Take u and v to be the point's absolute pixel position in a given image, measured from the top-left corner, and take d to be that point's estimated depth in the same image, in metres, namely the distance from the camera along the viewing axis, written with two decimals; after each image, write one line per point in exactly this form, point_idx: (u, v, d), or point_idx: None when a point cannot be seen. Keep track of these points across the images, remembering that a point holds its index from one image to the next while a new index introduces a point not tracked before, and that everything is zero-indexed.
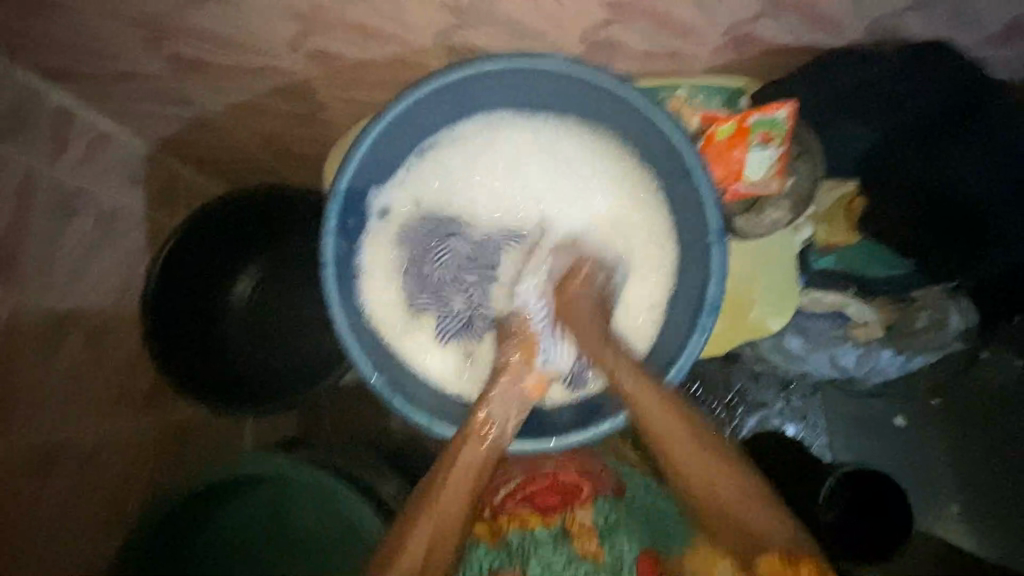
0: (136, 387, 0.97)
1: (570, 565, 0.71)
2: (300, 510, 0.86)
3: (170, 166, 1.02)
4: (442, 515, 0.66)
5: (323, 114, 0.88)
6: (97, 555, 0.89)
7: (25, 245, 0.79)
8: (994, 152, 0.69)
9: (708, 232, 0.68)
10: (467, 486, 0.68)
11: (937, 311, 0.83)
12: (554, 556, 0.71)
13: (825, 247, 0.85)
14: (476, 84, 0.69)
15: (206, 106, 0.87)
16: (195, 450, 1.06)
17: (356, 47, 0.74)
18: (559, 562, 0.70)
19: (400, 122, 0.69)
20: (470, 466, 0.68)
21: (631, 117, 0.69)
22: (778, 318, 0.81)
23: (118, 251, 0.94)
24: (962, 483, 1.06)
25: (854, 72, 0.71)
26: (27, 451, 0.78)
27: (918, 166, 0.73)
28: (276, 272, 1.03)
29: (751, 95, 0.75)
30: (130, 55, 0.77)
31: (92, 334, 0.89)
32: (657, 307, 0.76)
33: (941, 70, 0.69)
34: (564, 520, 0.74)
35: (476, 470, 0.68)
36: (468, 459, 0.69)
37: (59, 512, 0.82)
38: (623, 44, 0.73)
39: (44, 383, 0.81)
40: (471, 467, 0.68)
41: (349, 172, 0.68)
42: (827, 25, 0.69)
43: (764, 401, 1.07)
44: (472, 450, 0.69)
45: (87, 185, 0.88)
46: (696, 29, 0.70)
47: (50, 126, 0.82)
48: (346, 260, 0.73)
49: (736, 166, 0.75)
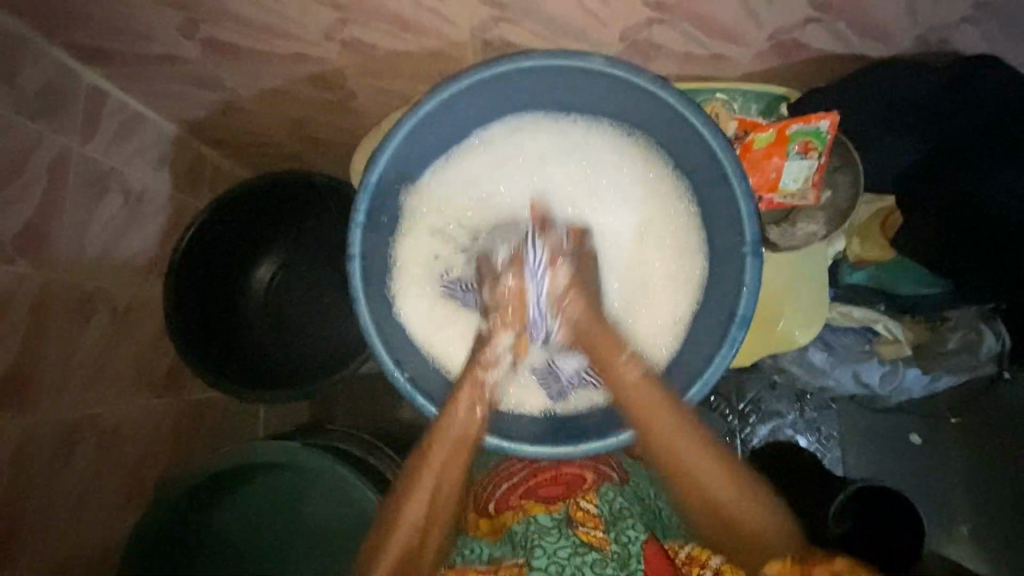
0: (156, 366, 0.98)
1: (575, 553, 0.68)
2: (312, 499, 0.87)
3: (197, 148, 1.02)
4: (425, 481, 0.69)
5: (352, 103, 0.87)
6: (114, 530, 0.90)
7: (56, 222, 0.79)
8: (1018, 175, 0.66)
9: (742, 242, 0.66)
10: (447, 460, 0.69)
11: (970, 330, 0.83)
12: (560, 541, 0.69)
13: (859, 261, 0.85)
14: (513, 81, 0.68)
15: (237, 90, 0.87)
16: (210, 430, 1.07)
17: (392, 38, 0.73)
18: (564, 546, 0.69)
19: (434, 116, 0.68)
20: (452, 438, 0.69)
21: (669, 123, 0.68)
22: (807, 331, 0.79)
23: (144, 231, 0.95)
24: (978, 506, 1.04)
25: (896, 81, 0.69)
26: (52, 426, 0.79)
27: (948, 181, 0.70)
28: (297, 258, 1.04)
29: (791, 104, 0.74)
30: (165, 38, 0.76)
31: (117, 313, 0.90)
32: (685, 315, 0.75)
33: (978, 88, 0.66)
34: (567, 507, 0.73)
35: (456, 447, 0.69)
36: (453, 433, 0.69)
37: (80, 485, 0.84)
38: (664, 45, 0.71)
39: (68, 360, 0.82)
40: (451, 445, 0.69)
41: (381, 164, 0.68)
42: (878, 34, 0.67)
43: (778, 411, 1.06)
44: (452, 418, 0.69)
45: (117, 165, 0.88)
46: (740, 33, 0.68)
47: (84, 105, 0.82)
48: (374, 253, 0.72)
49: (773, 176, 0.75)
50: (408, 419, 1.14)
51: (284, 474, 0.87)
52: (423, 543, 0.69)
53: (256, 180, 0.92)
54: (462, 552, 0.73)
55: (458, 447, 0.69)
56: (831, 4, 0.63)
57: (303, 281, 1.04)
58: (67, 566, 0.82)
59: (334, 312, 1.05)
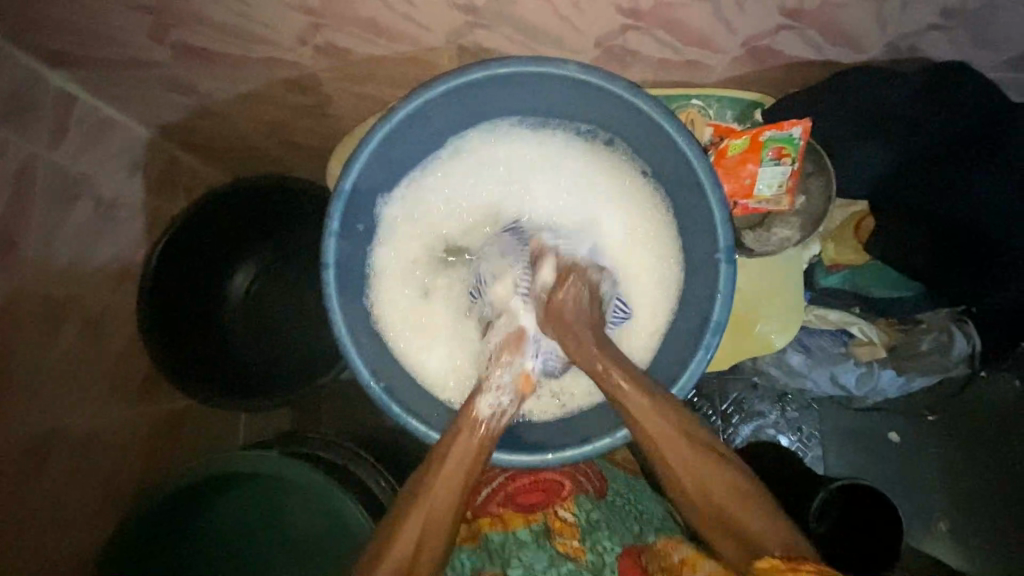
0: (130, 376, 0.96)
1: (551, 564, 0.69)
2: (292, 509, 0.85)
3: (172, 153, 1.00)
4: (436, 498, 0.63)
5: (329, 108, 0.86)
6: (88, 543, 0.88)
7: (23, 229, 0.77)
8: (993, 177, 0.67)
9: (717, 248, 0.67)
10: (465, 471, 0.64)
11: (942, 332, 0.84)
12: (537, 554, 0.70)
13: (832, 264, 0.87)
14: (488, 88, 0.68)
15: (211, 94, 0.85)
16: (188, 439, 1.05)
17: (366, 43, 0.72)
18: (541, 557, 0.70)
19: (411, 122, 0.68)
20: (464, 453, 0.65)
21: (645, 131, 0.68)
22: (783, 335, 0.80)
23: (117, 238, 0.93)
24: (955, 502, 1.05)
25: (871, 86, 0.69)
26: (20, 440, 0.77)
27: (915, 188, 0.72)
28: (274, 264, 1.02)
29: (765, 110, 0.75)
30: (136, 41, 0.75)
31: (88, 323, 0.88)
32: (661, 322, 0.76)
33: (950, 93, 0.67)
34: (546, 519, 0.74)
35: (472, 461, 0.65)
36: (464, 445, 0.66)
37: (51, 498, 0.82)
38: (640, 51, 0.71)
39: (37, 371, 0.80)
40: (462, 458, 0.65)
41: (357, 170, 0.67)
42: (849, 41, 0.68)
43: (761, 412, 1.07)
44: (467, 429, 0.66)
45: (87, 171, 0.86)
46: (714, 40, 0.69)
47: (52, 110, 0.80)
48: (349, 261, 0.71)
49: (747, 182, 0.75)
50: (390, 425, 1.13)
51: (262, 483, 0.85)
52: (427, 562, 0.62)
53: (234, 184, 0.92)
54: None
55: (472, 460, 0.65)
56: (803, 11, 0.64)
57: (281, 288, 1.03)
58: None
59: (314, 318, 1.03)
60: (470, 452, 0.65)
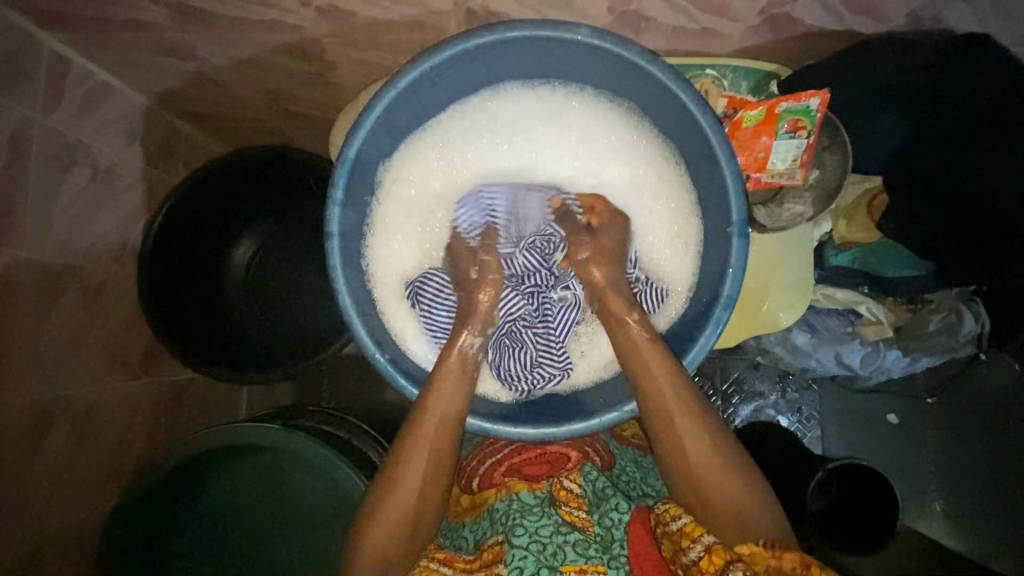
0: (132, 349, 0.96)
1: (557, 531, 0.64)
2: (293, 482, 0.85)
3: (171, 122, 0.99)
4: (411, 474, 0.66)
5: (332, 75, 0.84)
6: (92, 514, 0.89)
7: (18, 197, 0.76)
8: (1003, 154, 0.65)
9: (730, 223, 0.66)
10: (439, 437, 0.67)
11: (952, 312, 0.84)
12: (541, 519, 0.65)
13: (843, 243, 0.86)
14: (495, 51, 0.65)
15: (210, 60, 0.83)
16: (187, 413, 1.06)
17: (371, 5, 0.69)
18: (546, 524, 0.65)
19: (415, 87, 0.65)
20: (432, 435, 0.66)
21: (660, 99, 0.66)
22: (790, 313, 0.79)
23: (114, 207, 0.92)
24: (952, 483, 1.06)
25: (895, 54, 0.67)
26: (22, 409, 0.77)
27: (928, 167, 0.70)
28: (279, 236, 1.01)
29: (782, 81, 0.72)
30: (129, 2, 0.71)
31: (87, 294, 0.88)
32: (685, 292, 0.75)
33: (973, 68, 0.65)
34: (550, 486, 0.69)
35: (438, 432, 0.67)
36: (437, 414, 0.67)
37: (56, 466, 0.82)
38: (654, 17, 0.69)
39: (37, 343, 0.79)
40: (432, 432, 0.67)
41: (360, 140, 0.65)
42: (871, 8, 0.65)
43: (760, 392, 1.08)
44: (444, 395, 0.68)
45: (83, 137, 0.84)
46: (731, 7, 0.66)
47: (46, 75, 0.78)
48: (351, 232, 0.70)
49: (761, 156, 0.74)
50: (392, 400, 1.14)
51: (263, 455, 0.85)
52: (416, 528, 0.66)
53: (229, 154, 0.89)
54: (454, 542, 0.72)
55: (440, 426, 0.67)
56: None
57: (282, 261, 1.02)
58: (45, 549, 0.81)
59: (316, 292, 1.03)
60: (438, 421, 0.67)
